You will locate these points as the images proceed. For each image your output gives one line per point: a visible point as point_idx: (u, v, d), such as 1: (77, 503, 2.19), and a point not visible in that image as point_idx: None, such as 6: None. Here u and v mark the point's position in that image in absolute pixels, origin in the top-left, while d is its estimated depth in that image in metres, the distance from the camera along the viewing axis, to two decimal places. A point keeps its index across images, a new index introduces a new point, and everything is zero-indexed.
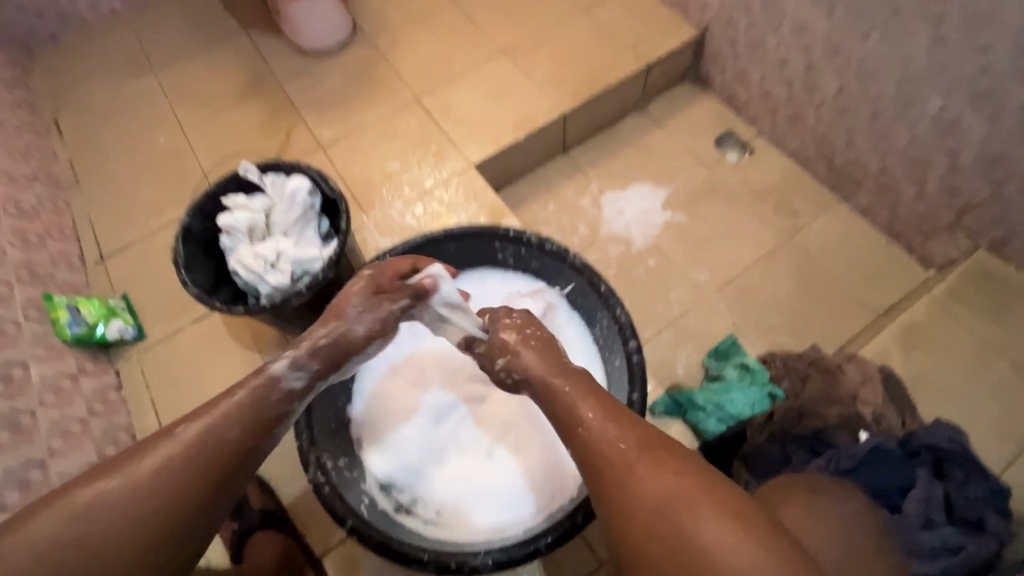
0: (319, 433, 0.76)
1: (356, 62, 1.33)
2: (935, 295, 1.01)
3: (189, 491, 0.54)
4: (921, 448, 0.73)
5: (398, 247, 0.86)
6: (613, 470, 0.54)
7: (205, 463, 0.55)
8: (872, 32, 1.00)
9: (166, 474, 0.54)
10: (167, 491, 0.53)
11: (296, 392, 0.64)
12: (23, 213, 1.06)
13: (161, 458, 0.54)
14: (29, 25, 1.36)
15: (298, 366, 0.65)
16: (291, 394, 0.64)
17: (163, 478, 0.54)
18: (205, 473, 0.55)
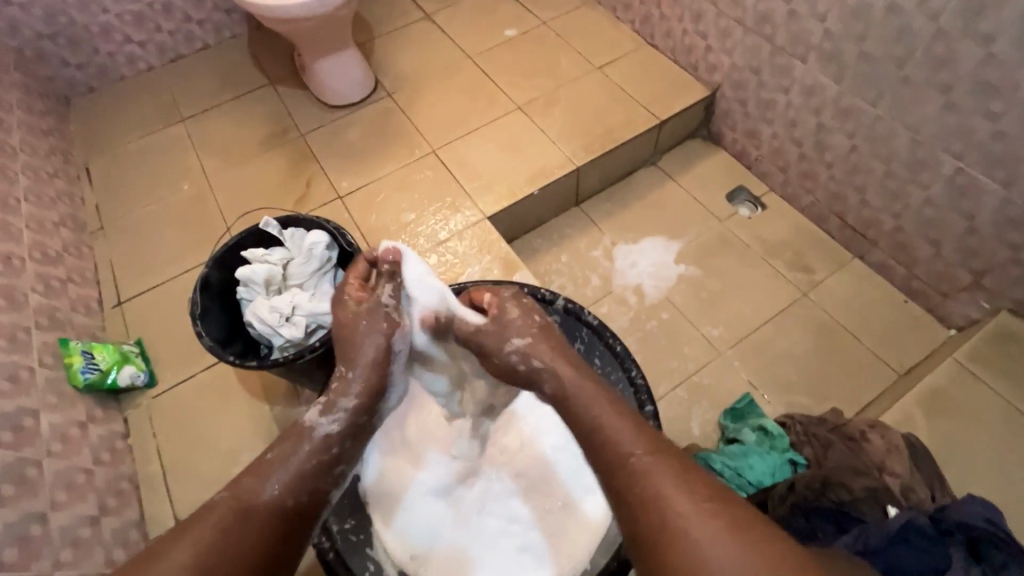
0: None
1: (376, 115, 1.38)
2: (959, 358, 0.98)
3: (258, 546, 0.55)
4: (954, 527, 0.69)
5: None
6: (667, 515, 0.51)
7: (264, 518, 0.57)
8: (881, 97, 1.02)
9: (224, 528, 0.54)
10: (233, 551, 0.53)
11: (333, 436, 0.66)
12: (49, 259, 1.09)
13: (223, 510, 0.56)
14: (69, 77, 1.43)
15: (331, 411, 0.68)
16: (328, 440, 0.66)
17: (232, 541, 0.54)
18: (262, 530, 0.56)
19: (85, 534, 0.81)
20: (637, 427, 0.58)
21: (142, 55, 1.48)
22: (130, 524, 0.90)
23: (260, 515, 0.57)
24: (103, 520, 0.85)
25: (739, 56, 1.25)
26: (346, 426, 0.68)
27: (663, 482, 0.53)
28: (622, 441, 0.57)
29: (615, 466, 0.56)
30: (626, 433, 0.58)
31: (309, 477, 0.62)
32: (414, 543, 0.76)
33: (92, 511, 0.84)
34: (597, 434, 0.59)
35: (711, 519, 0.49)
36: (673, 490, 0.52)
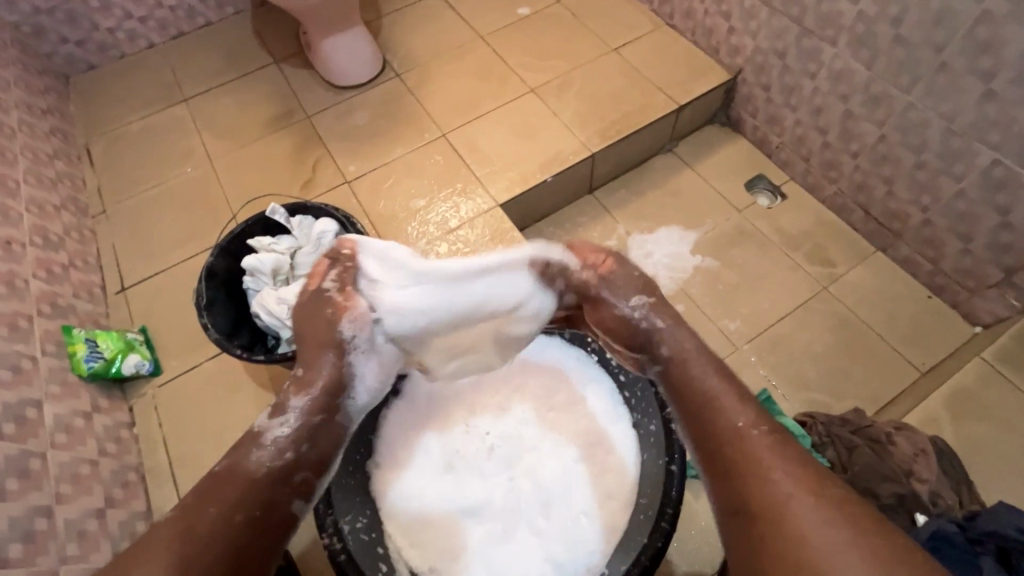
0: (337, 492, 0.74)
1: (384, 97, 1.33)
2: (987, 357, 0.95)
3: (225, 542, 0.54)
4: (983, 536, 0.70)
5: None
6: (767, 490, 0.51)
7: (210, 536, 0.53)
8: (916, 84, 0.98)
9: (181, 541, 0.52)
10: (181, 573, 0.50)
11: (286, 442, 0.62)
12: (50, 244, 1.06)
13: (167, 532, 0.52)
14: (67, 54, 1.39)
15: (285, 413, 0.64)
16: (280, 446, 0.62)
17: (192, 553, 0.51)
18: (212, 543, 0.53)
19: (91, 527, 0.80)
20: (747, 404, 0.59)
21: (142, 32, 1.43)
22: (136, 516, 0.89)
23: (207, 528, 0.53)
24: (109, 512, 0.84)
25: (764, 38, 1.20)
26: (301, 430, 0.64)
27: (769, 455, 0.54)
28: (735, 418, 0.57)
29: (728, 436, 0.57)
30: (740, 407, 0.58)
31: (265, 485, 0.59)
32: (435, 550, 0.77)
33: (98, 504, 0.83)
34: (710, 403, 0.60)
35: (821, 498, 0.49)
36: (786, 468, 0.52)
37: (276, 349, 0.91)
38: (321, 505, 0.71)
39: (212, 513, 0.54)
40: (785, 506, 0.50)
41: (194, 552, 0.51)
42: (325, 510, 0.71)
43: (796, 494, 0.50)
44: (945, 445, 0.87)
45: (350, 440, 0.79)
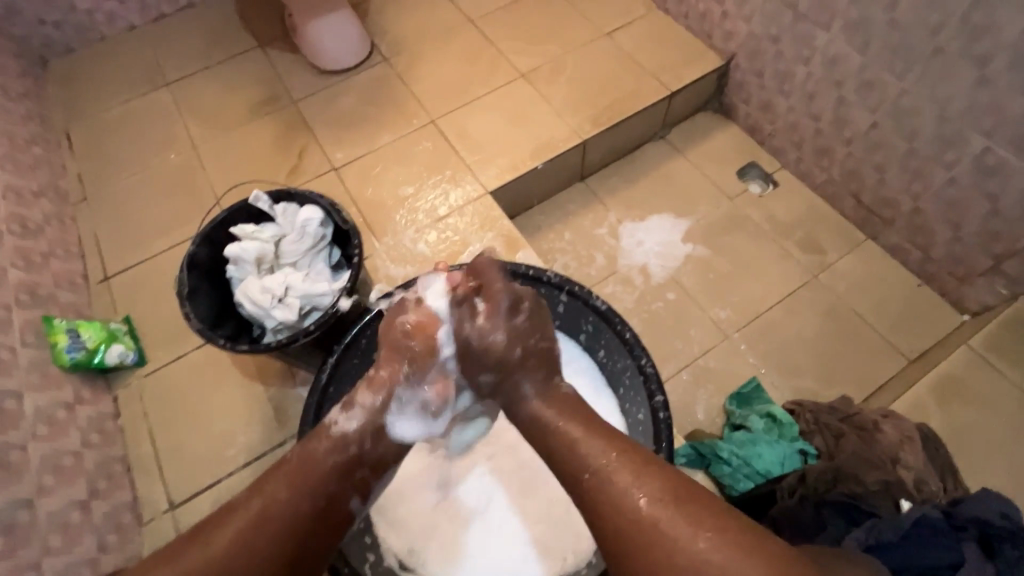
0: None
1: (373, 82, 1.30)
2: (975, 346, 0.96)
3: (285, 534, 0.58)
4: (968, 522, 0.71)
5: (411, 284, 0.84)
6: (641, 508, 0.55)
7: (283, 521, 0.58)
8: (909, 70, 0.97)
9: (238, 536, 0.56)
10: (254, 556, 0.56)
11: (350, 436, 0.65)
12: (28, 232, 1.03)
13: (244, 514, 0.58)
14: (44, 36, 1.34)
15: (351, 408, 0.67)
16: (343, 441, 0.65)
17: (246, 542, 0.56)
18: (285, 529, 0.58)
19: (75, 519, 0.79)
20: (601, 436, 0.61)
21: (122, 13, 1.39)
22: (122, 507, 0.88)
23: (279, 515, 0.58)
24: (93, 504, 0.83)
25: (758, 23, 1.18)
26: (366, 426, 0.66)
27: (617, 477, 0.56)
28: (588, 452, 0.59)
29: (574, 478, 0.59)
30: (590, 444, 0.60)
31: (330, 481, 0.62)
32: (417, 537, 0.77)
33: (82, 496, 0.82)
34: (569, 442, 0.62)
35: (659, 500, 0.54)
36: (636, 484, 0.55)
37: (261, 339, 0.90)
38: None
39: (285, 498, 0.59)
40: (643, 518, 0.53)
41: (267, 535, 0.57)
42: None
43: (647, 506, 0.54)
44: (930, 432, 0.88)
45: None
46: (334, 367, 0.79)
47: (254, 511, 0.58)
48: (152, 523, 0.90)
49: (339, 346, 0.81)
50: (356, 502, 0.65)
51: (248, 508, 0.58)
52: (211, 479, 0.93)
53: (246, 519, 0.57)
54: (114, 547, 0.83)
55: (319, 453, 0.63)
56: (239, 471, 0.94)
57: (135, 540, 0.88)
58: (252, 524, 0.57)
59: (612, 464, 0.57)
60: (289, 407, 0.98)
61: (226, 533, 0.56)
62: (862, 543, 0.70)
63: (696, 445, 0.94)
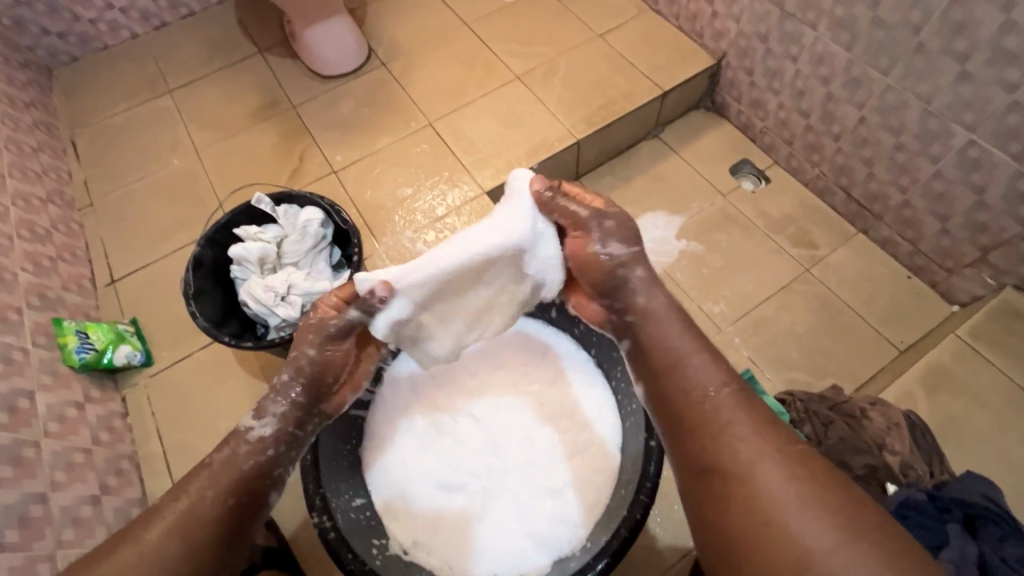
0: (329, 482, 0.76)
1: (370, 86, 1.33)
2: (963, 335, 0.99)
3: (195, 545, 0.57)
4: (951, 504, 0.73)
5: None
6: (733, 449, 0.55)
7: (209, 516, 0.58)
8: (894, 66, 0.99)
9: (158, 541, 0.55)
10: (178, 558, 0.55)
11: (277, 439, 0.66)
12: (38, 237, 1.06)
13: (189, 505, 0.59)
14: (49, 46, 1.38)
15: (263, 415, 0.67)
16: (262, 445, 0.65)
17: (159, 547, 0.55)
18: (212, 525, 0.58)
19: (87, 513, 0.82)
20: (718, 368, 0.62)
21: (125, 22, 1.42)
22: (132, 503, 0.91)
23: (202, 510, 0.58)
24: (104, 499, 0.86)
25: (748, 22, 1.20)
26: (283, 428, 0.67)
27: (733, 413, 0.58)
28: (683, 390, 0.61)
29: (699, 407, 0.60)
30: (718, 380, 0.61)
31: (253, 478, 0.63)
32: (420, 527, 0.79)
33: (93, 491, 0.85)
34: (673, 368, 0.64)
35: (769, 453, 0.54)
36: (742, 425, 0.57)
37: (265, 337, 0.92)
38: (315, 493, 0.73)
39: (210, 497, 0.59)
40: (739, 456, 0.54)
41: (193, 538, 0.57)
42: (316, 489, 0.74)
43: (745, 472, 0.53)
44: (917, 418, 0.90)
45: (340, 430, 0.82)
46: None
47: (180, 511, 0.58)
48: None
49: None
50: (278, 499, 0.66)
51: (171, 509, 0.58)
52: None
53: (169, 521, 0.57)
54: None
55: (240, 457, 0.63)
56: None
57: None
58: (179, 523, 0.57)
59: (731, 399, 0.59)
60: None
61: (154, 530, 0.56)
62: None
63: None
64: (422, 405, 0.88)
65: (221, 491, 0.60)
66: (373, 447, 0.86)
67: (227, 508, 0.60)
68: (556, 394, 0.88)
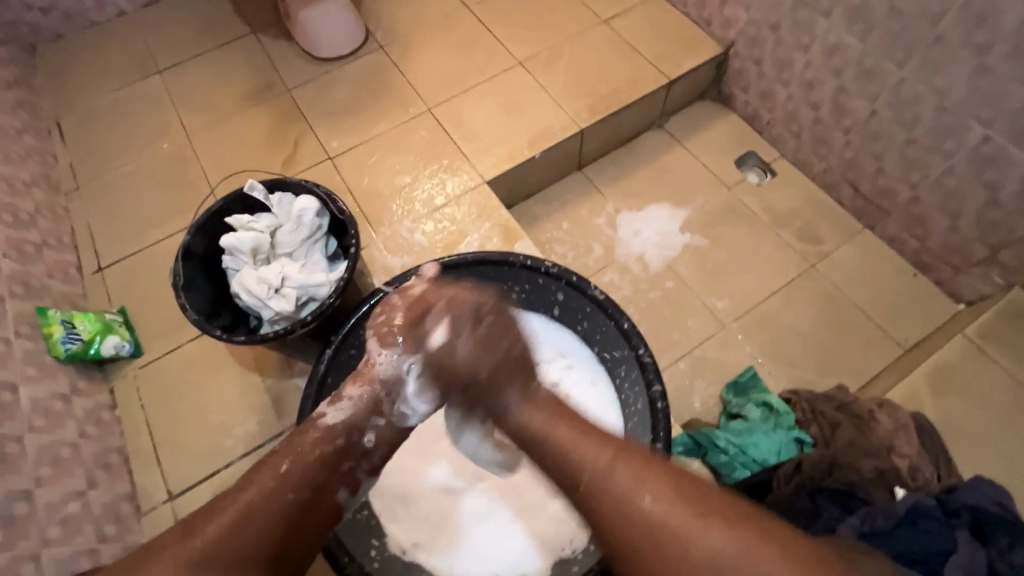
0: None
1: (368, 69, 1.29)
2: (970, 335, 0.98)
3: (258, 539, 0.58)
4: (961, 509, 0.72)
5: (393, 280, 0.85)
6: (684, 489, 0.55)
7: (269, 516, 0.59)
8: (909, 58, 0.96)
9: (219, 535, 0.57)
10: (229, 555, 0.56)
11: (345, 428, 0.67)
12: (21, 222, 1.02)
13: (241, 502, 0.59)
14: (32, 22, 1.32)
15: (339, 401, 0.69)
16: (332, 432, 0.67)
17: (223, 543, 0.56)
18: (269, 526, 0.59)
19: (74, 509, 0.79)
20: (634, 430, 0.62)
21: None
22: (121, 498, 0.88)
23: (264, 510, 0.59)
24: (92, 494, 0.84)
25: (758, 10, 1.17)
26: (356, 417, 0.68)
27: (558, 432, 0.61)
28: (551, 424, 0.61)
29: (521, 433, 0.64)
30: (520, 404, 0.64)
31: (320, 474, 0.64)
32: (419, 528, 0.77)
33: (81, 486, 0.83)
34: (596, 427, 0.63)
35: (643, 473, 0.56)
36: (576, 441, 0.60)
37: (258, 330, 0.89)
38: None
39: (271, 495, 0.60)
40: (603, 477, 0.57)
41: (253, 530, 0.58)
42: None
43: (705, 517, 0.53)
44: (925, 421, 0.90)
45: None
46: (332, 358, 0.80)
47: (239, 507, 0.59)
48: (151, 513, 0.90)
49: (337, 336, 0.81)
50: (343, 494, 0.68)
51: (232, 504, 0.59)
52: (210, 469, 0.93)
53: (228, 516, 0.58)
54: (114, 537, 0.83)
55: (308, 446, 0.65)
56: (238, 461, 0.94)
57: (133, 529, 0.88)
58: (237, 518, 0.58)
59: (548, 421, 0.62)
60: (287, 398, 0.98)
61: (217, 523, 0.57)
62: (856, 529, 0.71)
63: (693, 434, 0.96)
64: None
65: (283, 489, 0.61)
66: None
67: (289, 510, 0.61)
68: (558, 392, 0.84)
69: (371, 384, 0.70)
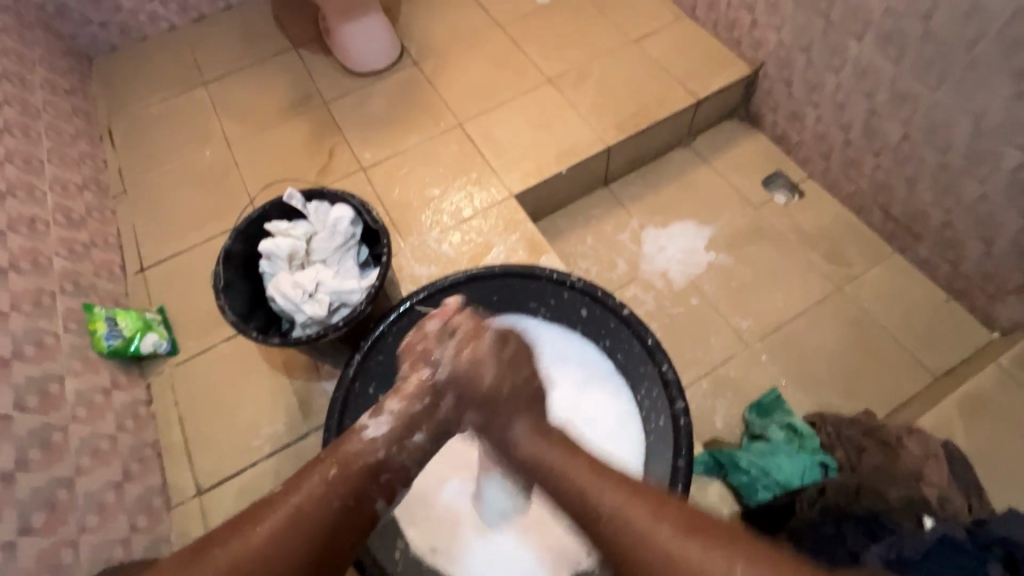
0: None
1: (403, 83, 1.33)
2: (1005, 363, 0.96)
3: (308, 541, 0.59)
4: (992, 542, 0.70)
5: (417, 295, 0.86)
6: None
7: (322, 515, 0.61)
8: (943, 82, 0.95)
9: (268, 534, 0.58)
10: (281, 553, 0.58)
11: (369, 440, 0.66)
12: (72, 223, 1.07)
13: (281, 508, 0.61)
14: (91, 35, 1.40)
15: (380, 413, 0.68)
16: (372, 446, 0.66)
17: (276, 546, 0.58)
18: (317, 526, 0.60)
19: (110, 499, 0.83)
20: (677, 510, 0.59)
21: (164, 14, 1.44)
22: (153, 491, 0.92)
23: (312, 515, 0.60)
24: (126, 486, 0.87)
25: (789, 32, 1.17)
26: (395, 431, 0.67)
27: (635, 518, 0.58)
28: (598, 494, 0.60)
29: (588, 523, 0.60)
30: (595, 486, 0.61)
31: (358, 482, 0.64)
32: (437, 534, 0.78)
33: (117, 477, 0.86)
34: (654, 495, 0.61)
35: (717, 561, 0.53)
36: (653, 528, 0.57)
37: (289, 333, 0.92)
38: None
39: (320, 498, 0.61)
40: (676, 562, 0.54)
41: (303, 528, 0.60)
42: None
43: None
44: (956, 450, 0.88)
45: None
46: (361, 363, 0.82)
47: (284, 512, 0.60)
48: (180, 507, 0.93)
49: (366, 342, 0.83)
50: (382, 504, 0.66)
51: (280, 508, 0.61)
52: (239, 467, 0.96)
53: (277, 521, 0.59)
54: (144, 528, 0.86)
55: (349, 457, 0.65)
56: (265, 460, 0.97)
57: (164, 522, 0.91)
58: (280, 526, 0.59)
59: (627, 507, 0.58)
60: (314, 401, 1.01)
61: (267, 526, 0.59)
62: (883, 558, 0.71)
63: (715, 454, 0.96)
64: None
65: (331, 496, 0.62)
66: None
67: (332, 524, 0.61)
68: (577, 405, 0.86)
69: (412, 401, 0.69)
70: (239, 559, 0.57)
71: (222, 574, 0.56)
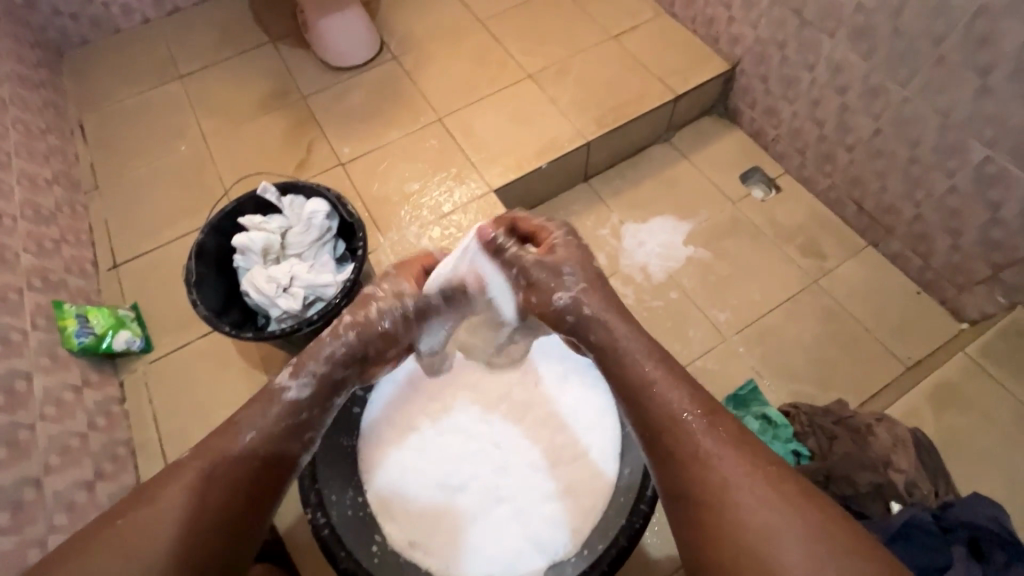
0: (326, 485, 0.75)
1: (382, 77, 1.32)
2: (971, 353, 0.99)
3: (219, 499, 0.57)
4: (956, 525, 0.72)
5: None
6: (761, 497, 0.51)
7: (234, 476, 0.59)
8: (913, 77, 0.97)
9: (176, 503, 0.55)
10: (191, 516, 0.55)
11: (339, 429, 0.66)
12: (41, 218, 1.05)
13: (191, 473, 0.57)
14: (61, 28, 1.37)
15: (301, 374, 0.66)
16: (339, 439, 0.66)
17: (183, 511, 0.55)
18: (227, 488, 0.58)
19: (81, 498, 0.81)
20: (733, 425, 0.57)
21: (137, 6, 1.41)
22: (126, 490, 0.90)
23: (220, 477, 0.58)
24: (98, 485, 0.85)
25: (765, 28, 1.19)
26: (318, 395, 0.66)
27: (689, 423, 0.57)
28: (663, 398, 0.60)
29: (665, 424, 0.58)
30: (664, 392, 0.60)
31: (278, 439, 0.63)
32: (417, 528, 0.78)
33: (88, 476, 0.84)
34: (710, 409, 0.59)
35: (775, 505, 0.50)
36: (722, 451, 0.55)
37: (265, 328, 0.91)
38: (313, 509, 0.72)
39: (228, 460, 0.59)
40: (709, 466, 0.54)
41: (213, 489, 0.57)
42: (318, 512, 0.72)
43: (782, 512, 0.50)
44: (923, 438, 0.90)
45: (339, 426, 0.81)
46: None
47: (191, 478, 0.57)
48: None
49: None
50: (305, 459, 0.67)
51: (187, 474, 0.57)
52: None
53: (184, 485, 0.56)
54: None
55: (266, 420, 0.63)
56: None
57: None
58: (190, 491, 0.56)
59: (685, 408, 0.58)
60: None
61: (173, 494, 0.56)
62: None
63: None
64: (420, 402, 0.87)
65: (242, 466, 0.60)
66: (371, 446, 0.83)
67: (239, 492, 0.59)
68: (557, 399, 0.87)
69: (333, 366, 0.68)
70: (141, 526, 0.53)
71: (127, 549, 0.52)
